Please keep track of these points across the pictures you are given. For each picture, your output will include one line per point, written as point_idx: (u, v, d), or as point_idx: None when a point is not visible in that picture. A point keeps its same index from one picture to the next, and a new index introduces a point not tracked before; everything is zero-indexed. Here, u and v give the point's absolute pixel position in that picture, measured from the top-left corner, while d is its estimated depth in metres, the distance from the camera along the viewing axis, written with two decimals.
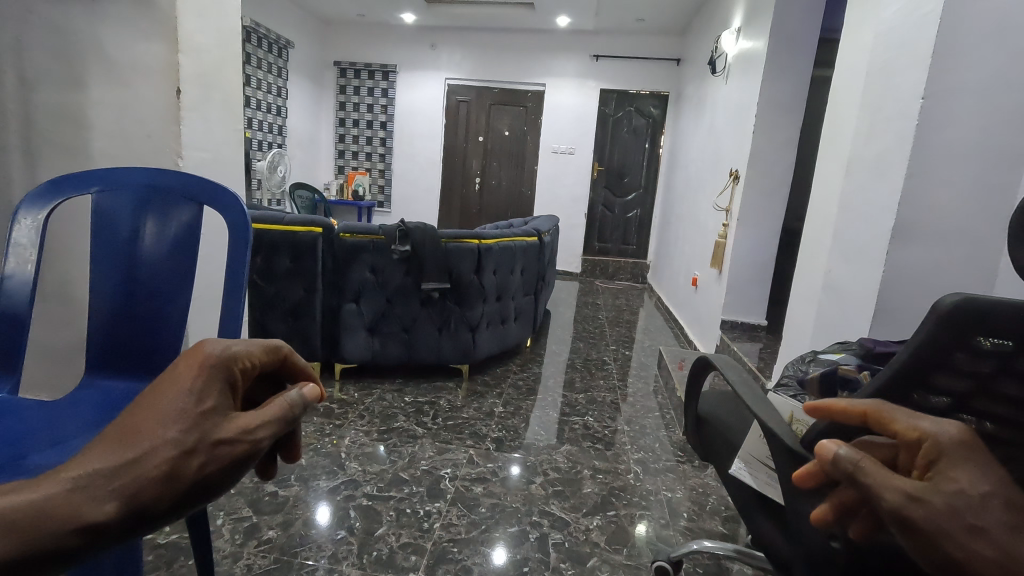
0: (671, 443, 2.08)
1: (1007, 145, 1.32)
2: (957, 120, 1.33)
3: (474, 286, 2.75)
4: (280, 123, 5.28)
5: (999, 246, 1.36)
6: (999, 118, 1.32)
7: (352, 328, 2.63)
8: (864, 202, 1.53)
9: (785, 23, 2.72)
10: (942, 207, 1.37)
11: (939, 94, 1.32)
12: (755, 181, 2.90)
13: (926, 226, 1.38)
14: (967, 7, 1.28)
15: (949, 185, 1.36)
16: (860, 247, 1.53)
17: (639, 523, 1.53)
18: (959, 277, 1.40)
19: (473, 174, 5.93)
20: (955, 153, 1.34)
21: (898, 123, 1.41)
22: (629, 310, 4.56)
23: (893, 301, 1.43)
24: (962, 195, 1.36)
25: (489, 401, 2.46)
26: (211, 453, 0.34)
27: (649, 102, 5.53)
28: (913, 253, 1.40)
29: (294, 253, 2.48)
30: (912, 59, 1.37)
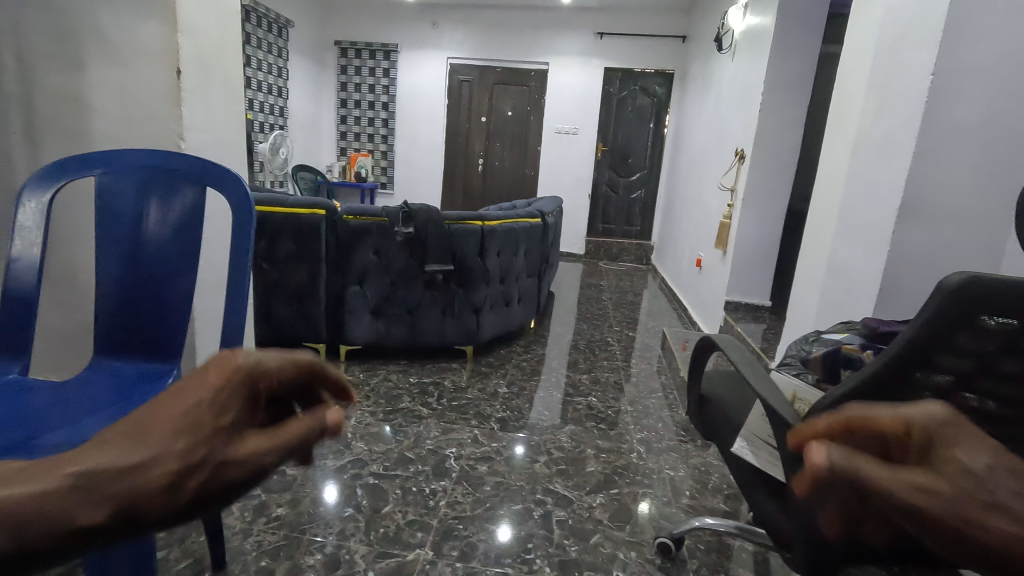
0: (673, 423, 2.09)
1: (1018, 123, 1.31)
2: (967, 98, 1.31)
3: (478, 267, 2.75)
4: (281, 104, 5.24)
5: (1007, 225, 1.35)
6: (1010, 96, 1.30)
7: (357, 311, 2.65)
8: (870, 182, 1.52)
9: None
10: (950, 187, 1.35)
11: (949, 71, 1.29)
12: (760, 161, 2.87)
13: (933, 205, 1.37)
14: None
15: (958, 164, 1.34)
16: (866, 228, 1.52)
17: (642, 501, 1.55)
18: (965, 256, 1.40)
19: (476, 155, 5.89)
20: (964, 132, 1.32)
21: (906, 101, 1.38)
22: (633, 292, 4.56)
23: (897, 281, 1.42)
24: (971, 174, 1.35)
25: (493, 382, 2.48)
26: (214, 477, 0.24)
27: (654, 81, 5.47)
28: (919, 233, 1.39)
29: (297, 235, 2.48)
30: (922, 35, 1.35)
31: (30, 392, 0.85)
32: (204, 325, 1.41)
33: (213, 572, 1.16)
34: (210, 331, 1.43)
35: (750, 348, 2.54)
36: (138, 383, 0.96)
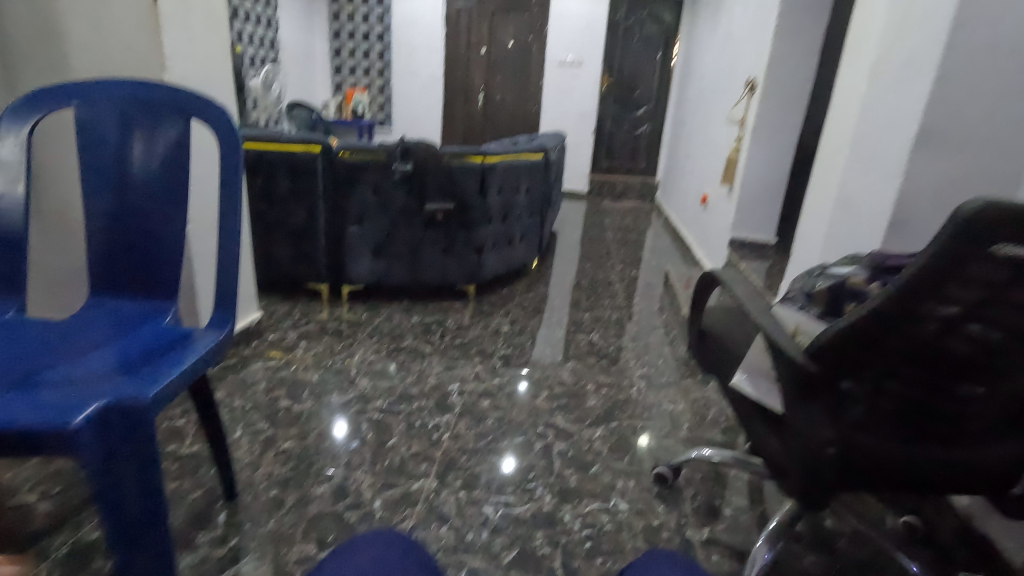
0: (674, 359, 2.11)
1: None
2: (997, 13, 1.22)
3: (479, 205, 2.70)
4: (272, 36, 5.01)
5: None
6: None
7: (357, 250, 2.63)
8: (886, 108, 1.45)
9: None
10: (971, 112, 1.29)
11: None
12: (773, 90, 2.75)
13: (951, 132, 1.31)
14: None
15: (981, 88, 1.27)
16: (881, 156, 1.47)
17: (641, 433, 1.59)
18: (982, 185, 1.35)
19: (476, 90, 5.67)
20: (991, 52, 1.24)
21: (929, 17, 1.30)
22: (637, 230, 4.51)
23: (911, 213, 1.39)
24: (995, 98, 1.28)
25: (495, 320, 2.50)
26: None
27: (661, 8, 5.19)
28: (934, 163, 1.34)
29: (294, 173, 2.44)
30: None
31: (27, 342, 0.89)
32: (199, 263, 1.40)
33: (226, 501, 1.20)
34: (208, 270, 1.42)
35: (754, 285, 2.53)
36: (129, 328, 0.97)
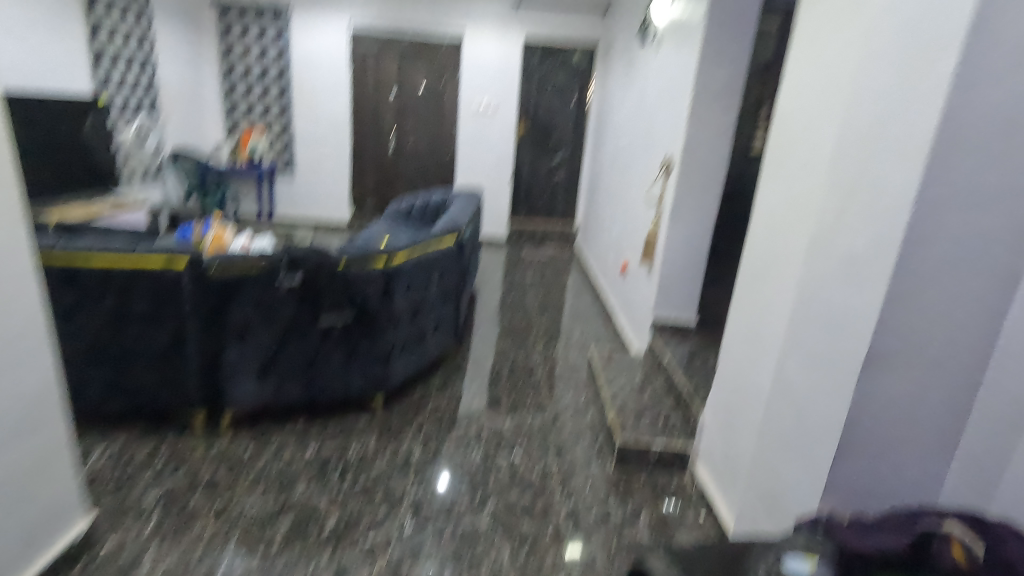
0: (602, 479, 2.40)
1: (966, 342, 1.12)
2: (924, 317, 1.10)
3: (384, 310, 2.58)
4: (147, 79, 5.00)
5: (977, 451, 1.14)
6: (950, 305, 1.10)
7: (237, 374, 2.42)
8: (822, 358, 1.28)
9: (710, 10, 2.79)
10: (905, 401, 1.16)
11: (987, 95, 0.99)
12: (685, 177, 3.04)
13: (889, 414, 1.17)
14: (956, 183, 1.03)
15: (908, 381, 1.15)
16: (838, 323, 1.22)
17: (569, 544, 2.04)
18: (916, 462, 1.20)
19: (388, 133, 5.94)
20: (913, 353, 1.13)
21: (876, 137, 1.15)
22: (557, 291, 4.75)
23: (874, 393, 1.15)
24: (922, 387, 1.15)
25: (406, 441, 2.56)
26: None
27: (573, 55, 5.70)
28: (872, 439, 1.19)
29: (152, 290, 2.22)
30: (888, 39, 1.13)
31: None
32: None
33: None
34: None
35: (661, 403, 2.78)
36: None
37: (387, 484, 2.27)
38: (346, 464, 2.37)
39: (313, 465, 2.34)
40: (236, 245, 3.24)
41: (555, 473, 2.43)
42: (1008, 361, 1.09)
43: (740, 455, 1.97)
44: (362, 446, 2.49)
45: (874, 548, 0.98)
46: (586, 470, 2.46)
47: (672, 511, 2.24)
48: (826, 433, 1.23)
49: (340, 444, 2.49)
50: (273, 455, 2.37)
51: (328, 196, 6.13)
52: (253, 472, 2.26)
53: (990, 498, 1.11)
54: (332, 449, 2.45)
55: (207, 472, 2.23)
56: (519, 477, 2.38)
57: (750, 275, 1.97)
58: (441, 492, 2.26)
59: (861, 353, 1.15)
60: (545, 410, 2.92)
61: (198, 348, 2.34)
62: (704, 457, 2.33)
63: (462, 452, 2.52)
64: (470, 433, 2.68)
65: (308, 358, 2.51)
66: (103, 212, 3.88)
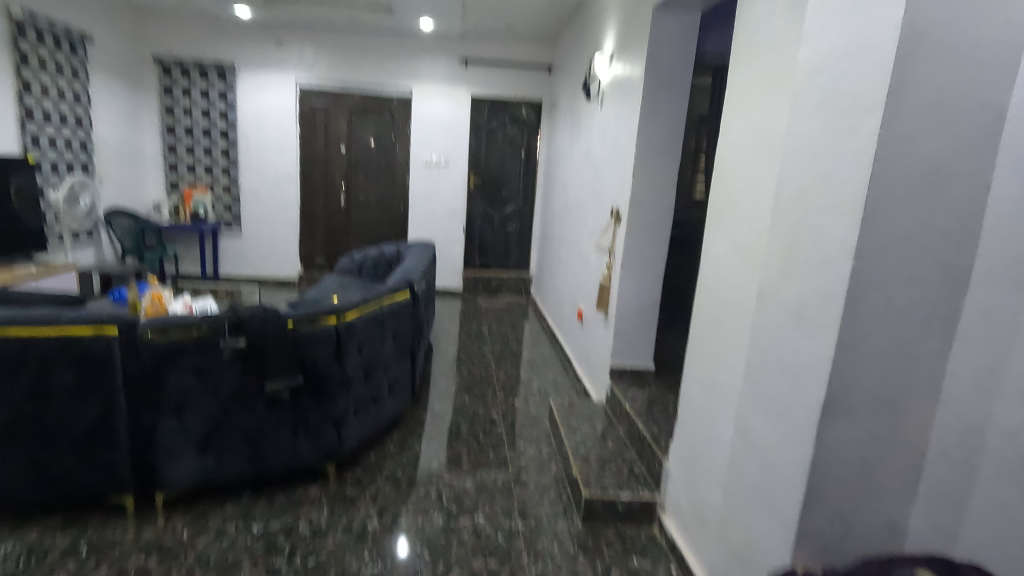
0: (570, 538, 2.32)
1: (916, 382, 1.15)
2: (877, 361, 1.13)
3: (335, 371, 2.47)
4: (83, 135, 4.79)
5: (937, 490, 1.16)
6: (899, 349, 1.13)
7: (173, 450, 2.23)
8: (778, 407, 1.29)
9: (648, 69, 2.95)
10: (866, 446, 1.17)
11: (912, 151, 1.05)
12: (635, 225, 3.12)
13: (852, 461, 1.18)
14: (890, 230, 1.07)
15: (867, 426, 1.16)
16: (794, 371, 1.23)
17: None
18: (883, 506, 1.20)
19: (338, 187, 5.89)
20: (869, 398, 1.15)
21: (811, 191, 1.20)
22: (515, 341, 4.72)
23: (833, 439, 1.16)
24: (880, 430, 1.16)
25: (361, 510, 2.41)
26: None
27: (520, 108, 5.89)
28: (839, 486, 1.18)
29: (78, 362, 2.05)
30: (816, 101, 1.21)
31: None
32: None
33: None
34: None
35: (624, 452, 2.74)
36: None
37: (341, 560, 2.11)
38: (295, 541, 2.20)
39: (258, 546, 2.16)
40: (175, 307, 3.06)
41: (520, 534, 2.33)
42: (956, 398, 1.13)
43: (707, 505, 1.93)
44: (313, 521, 2.32)
45: None
46: (553, 529, 2.37)
47: (642, 567, 2.17)
48: (791, 482, 1.22)
49: (288, 522, 2.31)
50: (212, 539, 2.17)
51: (276, 252, 5.96)
52: (188, 560, 2.06)
53: (955, 536, 1.13)
54: (279, 528, 2.27)
55: (135, 564, 2.02)
56: (483, 542, 2.27)
57: (704, 323, 2.00)
58: (399, 562, 2.12)
59: (819, 400, 1.15)
60: (507, 467, 2.83)
61: (128, 425, 2.16)
62: (671, 509, 2.28)
63: (422, 517, 2.39)
64: (430, 496, 2.55)
65: (252, 429, 2.35)
66: (24, 278, 3.65)
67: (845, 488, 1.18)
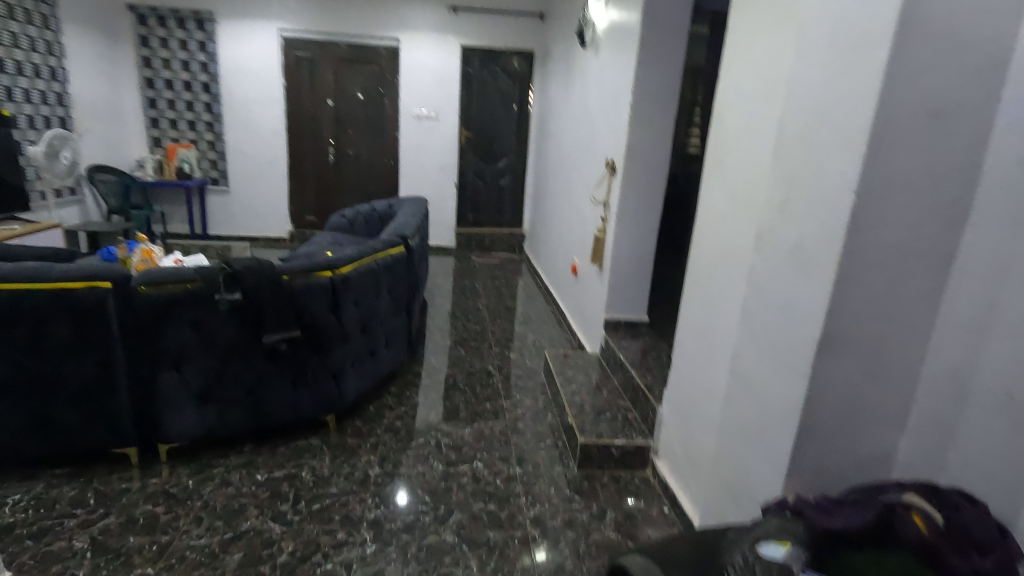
0: (566, 481, 2.39)
1: (908, 320, 1.17)
2: (873, 298, 1.15)
3: (332, 324, 2.47)
4: (59, 89, 4.63)
5: (928, 427, 1.19)
6: (893, 287, 1.14)
7: (173, 403, 2.25)
8: (773, 345, 1.31)
9: (645, 12, 2.85)
10: (857, 382, 1.20)
11: (918, 84, 1.03)
12: (630, 176, 3.09)
13: (845, 398, 1.21)
14: (892, 166, 1.07)
15: (861, 362, 1.19)
16: (790, 311, 1.25)
17: (537, 548, 2.01)
18: (871, 440, 1.25)
19: (326, 143, 5.76)
20: (862, 335, 1.17)
21: (814, 128, 1.19)
22: (509, 296, 4.74)
23: (828, 375, 1.19)
24: (873, 366, 1.19)
25: (362, 459, 2.46)
26: None
27: (513, 59, 5.72)
28: (830, 422, 1.22)
29: (72, 316, 2.04)
30: (821, 36, 1.18)
31: None
32: None
33: None
34: None
35: (619, 399, 2.81)
36: None
37: (345, 505, 2.17)
38: (299, 488, 2.25)
39: (263, 493, 2.21)
40: (166, 263, 3.03)
41: (518, 479, 2.40)
42: (948, 334, 1.15)
43: (700, 446, 1.99)
44: (316, 469, 2.37)
45: (840, 527, 0.98)
46: (550, 473, 2.44)
47: (636, 507, 2.25)
48: (784, 417, 1.26)
49: (291, 470, 2.36)
50: (217, 487, 2.22)
51: (266, 210, 5.88)
52: (195, 507, 2.11)
53: (940, 465, 1.17)
54: (282, 476, 2.32)
55: (143, 511, 2.07)
56: (482, 486, 2.34)
57: (701, 272, 2.01)
58: (402, 506, 2.19)
59: (814, 337, 1.17)
60: (503, 417, 2.89)
61: (128, 378, 2.17)
62: (665, 452, 2.35)
63: (422, 464, 2.45)
64: (429, 445, 2.61)
65: (252, 381, 2.37)
66: (9, 236, 3.60)
67: (836, 422, 1.22)
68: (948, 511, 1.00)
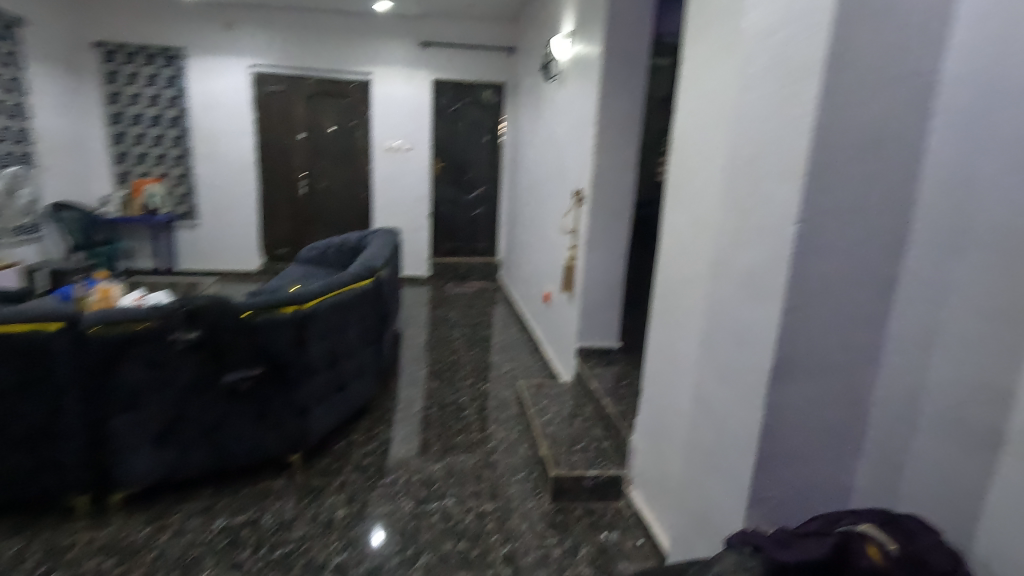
0: (540, 516, 2.34)
1: (858, 344, 1.18)
2: (822, 324, 1.16)
3: (296, 361, 2.41)
4: (20, 125, 4.52)
5: (885, 453, 1.19)
6: (841, 312, 1.16)
7: (126, 448, 2.15)
8: (731, 372, 1.31)
9: (606, 46, 2.93)
10: (812, 408, 1.20)
11: (852, 115, 1.06)
12: (598, 205, 3.12)
13: (802, 424, 1.21)
14: (832, 195, 1.09)
15: (815, 388, 1.19)
16: (745, 337, 1.25)
17: None
18: (830, 467, 1.24)
19: (298, 176, 5.74)
20: (814, 361, 1.17)
21: (760, 157, 1.21)
22: (483, 325, 4.72)
23: (784, 401, 1.18)
24: (827, 392, 1.19)
25: (329, 500, 2.38)
26: None
27: (483, 91, 5.81)
28: (787, 448, 1.21)
29: (17, 360, 1.95)
30: (762, 69, 1.21)
31: None
32: None
33: None
34: None
35: (592, 428, 2.77)
36: None
37: (308, 551, 2.08)
38: (260, 534, 2.16)
39: (221, 541, 2.11)
40: (126, 301, 2.94)
41: (490, 515, 2.34)
42: (897, 357, 1.16)
43: (669, 475, 1.97)
44: (278, 513, 2.28)
45: (793, 560, 0.98)
46: (522, 508, 2.39)
47: (610, 540, 2.21)
48: (744, 445, 1.25)
49: (252, 515, 2.26)
50: (172, 537, 2.11)
51: (236, 244, 5.80)
52: (147, 559, 2.00)
53: (897, 491, 1.17)
54: (242, 521, 2.22)
55: (91, 566, 1.95)
56: (453, 524, 2.27)
57: (666, 300, 2.01)
58: (369, 549, 2.11)
59: (768, 365, 1.17)
60: (476, 450, 2.83)
61: (76, 423, 2.07)
62: (638, 482, 2.32)
63: (391, 503, 2.38)
64: (398, 483, 2.53)
65: (210, 422, 2.28)
66: None
67: (795, 449, 1.22)
68: (904, 540, 0.99)
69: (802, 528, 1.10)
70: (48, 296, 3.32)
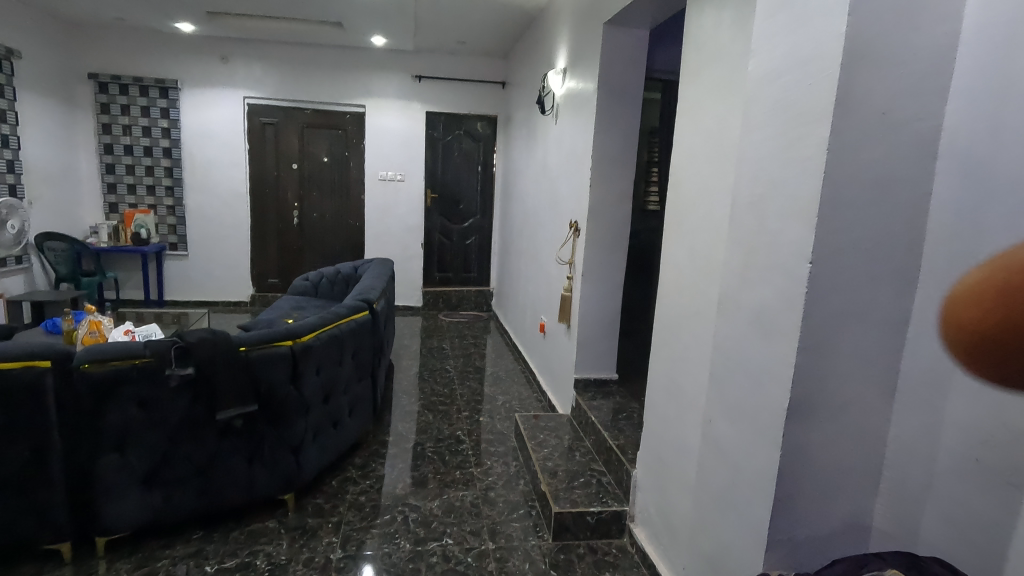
0: (541, 555, 2.27)
1: (870, 382, 1.18)
2: (835, 363, 1.16)
3: (291, 396, 2.36)
4: (9, 155, 4.47)
5: (904, 493, 1.17)
6: (854, 350, 1.16)
7: (114, 490, 2.08)
8: (744, 411, 1.30)
9: (601, 82, 3.00)
10: (827, 448, 1.19)
11: (859, 158, 1.08)
12: (594, 236, 3.14)
13: (818, 464, 1.20)
14: (842, 235, 1.11)
15: (830, 427, 1.18)
16: (757, 375, 1.25)
17: None
18: (845, 506, 1.23)
19: (290, 206, 5.72)
20: (828, 400, 1.17)
21: (768, 197, 1.22)
22: (478, 356, 4.68)
23: (800, 441, 1.17)
24: (841, 431, 1.19)
25: (324, 541, 2.30)
26: None
27: (476, 123, 5.90)
28: (803, 488, 1.20)
29: (4, 399, 1.89)
30: (766, 111, 1.24)
31: None
32: None
33: None
34: None
35: (592, 462, 2.73)
36: None
37: None
38: None
39: None
40: (116, 335, 2.87)
41: (491, 555, 2.27)
42: (911, 395, 1.16)
43: (675, 513, 1.93)
44: (272, 556, 2.20)
45: None
46: (524, 547, 2.33)
47: None
48: (759, 486, 1.23)
49: (244, 559, 2.18)
50: None
51: (226, 274, 5.73)
52: None
53: (917, 532, 1.15)
54: (234, 566, 2.14)
55: None
56: (453, 565, 2.20)
57: (668, 333, 2.00)
58: None
59: (783, 405, 1.17)
60: (473, 486, 2.77)
61: (62, 464, 1.99)
62: (642, 518, 2.28)
63: (387, 544, 2.30)
64: (395, 522, 2.46)
65: (203, 462, 2.22)
66: None
67: (811, 489, 1.20)
68: None
69: (826, 573, 1.08)
70: (34, 331, 3.24)
